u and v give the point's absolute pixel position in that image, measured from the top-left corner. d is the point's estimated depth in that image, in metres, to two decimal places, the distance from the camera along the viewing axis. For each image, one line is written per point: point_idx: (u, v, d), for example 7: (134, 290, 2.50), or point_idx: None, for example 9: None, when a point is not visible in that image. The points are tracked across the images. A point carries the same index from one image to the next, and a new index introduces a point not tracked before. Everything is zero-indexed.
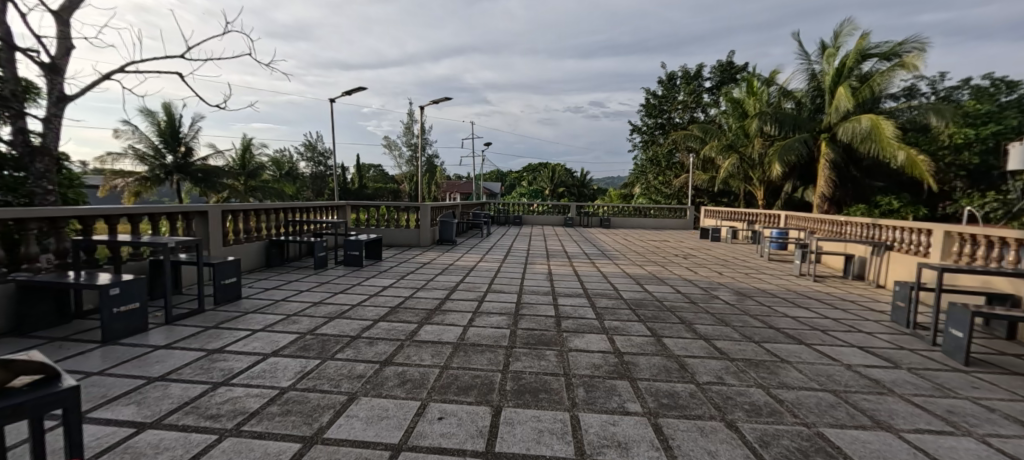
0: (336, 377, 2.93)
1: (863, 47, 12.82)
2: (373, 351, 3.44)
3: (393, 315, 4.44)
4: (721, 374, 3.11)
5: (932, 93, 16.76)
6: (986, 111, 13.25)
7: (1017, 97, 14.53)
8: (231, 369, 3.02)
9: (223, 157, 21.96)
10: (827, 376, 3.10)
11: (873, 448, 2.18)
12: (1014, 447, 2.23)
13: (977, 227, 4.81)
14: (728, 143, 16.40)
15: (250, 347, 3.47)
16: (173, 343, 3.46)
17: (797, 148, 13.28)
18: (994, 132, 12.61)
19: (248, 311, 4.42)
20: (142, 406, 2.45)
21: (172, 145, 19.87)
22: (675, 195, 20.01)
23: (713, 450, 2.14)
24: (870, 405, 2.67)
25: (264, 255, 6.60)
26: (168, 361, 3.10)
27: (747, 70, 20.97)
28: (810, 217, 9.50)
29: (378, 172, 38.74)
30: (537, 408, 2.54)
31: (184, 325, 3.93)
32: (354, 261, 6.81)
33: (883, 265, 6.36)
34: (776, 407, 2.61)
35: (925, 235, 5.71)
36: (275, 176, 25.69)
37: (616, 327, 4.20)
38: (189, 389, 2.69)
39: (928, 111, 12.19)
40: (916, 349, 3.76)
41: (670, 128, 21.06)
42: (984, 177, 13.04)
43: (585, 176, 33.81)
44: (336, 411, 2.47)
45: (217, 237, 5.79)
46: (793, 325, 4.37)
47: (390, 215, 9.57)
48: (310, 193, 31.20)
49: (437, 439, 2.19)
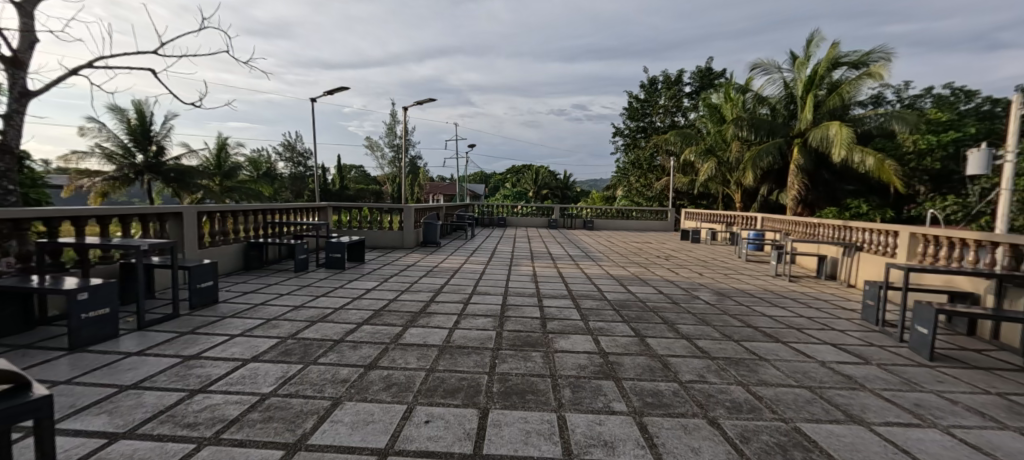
0: (319, 382, 2.89)
1: (834, 56, 13.19)
2: (357, 355, 3.41)
3: (377, 317, 4.40)
4: (704, 372, 3.20)
5: (898, 100, 17.56)
6: (947, 119, 14.03)
7: (975, 106, 15.38)
8: (209, 376, 2.94)
9: (197, 157, 21.30)
10: (803, 373, 3.22)
11: (847, 442, 2.28)
12: (976, 437, 2.36)
13: (940, 229, 5.07)
14: (707, 147, 16.81)
15: (228, 352, 3.39)
16: (146, 350, 3.34)
17: (771, 154, 13.80)
18: (954, 139, 13.37)
19: (226, 316, 4.31)
20: (114, 416, 2.36)
21: (143, 143, 19.21)
22: (656, 198, 20.45)
23: (696, 447, 2.20)
24: (844, 399, 2.79)
25: (244, 257, 6.43)
26: (142, 369, 3.00)
27: (725, 76, 21.54)
28: (785, 220, 9.85)
29: (360, 172, 38.29)
30: (525, 409, 2.57)
31: (158, 331, 3.81)
32: (336, 264, 6.68)
33: (853, 265, 6.66)
34: (756, 403, 2.70)
35: (891, 236, 5.97)
36: (253, 177, 24.94)
37: (600, 328, 4.25)
38: (163, 397, 2.60)
39: (893, 118, 12.77)
40: (885, 345, 3.95)
41: (651, 132, 21.44)
42: (946, 181, 13.79)
43: (568, 179, 34.16)
44: (320, 416, 2.43)
45: (193, 238, 5.60)
46: (770, 324, 4.53)
47: (373, 217, 9.47)
48: (289, 194, 30.54)
49: (424, 442, 2.18)
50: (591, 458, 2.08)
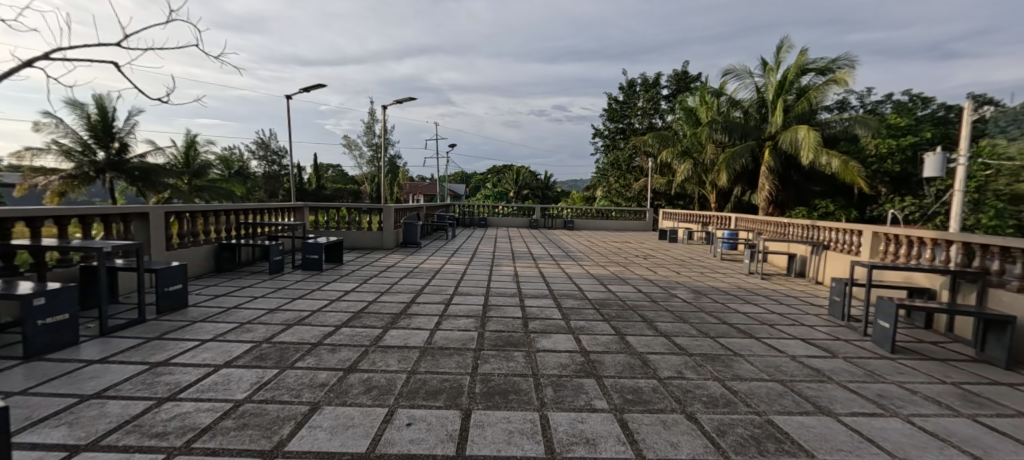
0: (297, 386, 2.82)
1: (802, 62, 13.75)
2: (336, 358, 3.34)
3: (356, 320, 4.32)
4: (682, 368, 3.28)
5: (861, 106, 18.41)
6: (906, 124, 14.83)
7: (931, 112, 16.29)
8: (178, 383, 2.82)
9: (164, 155, 20.41)
10: (775, 367, 3.34)
11: (816, 432, 2.38)
12: (933, 425, 2.51)
13: (900, 228, 5.35)
14: (683, 148, 17.20)
15: (199, 358, 3.27)
16: (110, 357, 3.19)
17: (744, 156, 14.24)
18: (912, 144, 14.24)
19: (197, 320, 4.15)
20: (74, 427, 2.24)
21: (105, 140, 18.30)
22: (634, 198, 20.80)
23: (675, 442, 2.25)
24: (813, 392, 2.91)
25: (215, 259, 6.19)
26: (105, 377, 2.86)
27: (700, 79, 22.10)
28: (757, 220, 10.19)
29: (337, 171, 37.50)
30: (507, 409, 2.57)
31: (122, 337, 3.63)
32: (313, 265, 6.52)
33: (820, 263, 6.95)
34: (731, 398, 2.79)
35: (856, 235, 6.26)
36: (225, 176, 24.07)
37: (581, 326, 4.30)
38: (129, 406, 2.49)
39: (856, 122, 13.37)
40: (850, 339, 4.14)
41: (630, 133, 21.81)
42: (905, 184, 14.61)
43: (548, 179, 34.35)
44: (298, 421, 2.37)
45: (160, 240, 5.36)
46: (744, 320, 4.68)
47: (351, 217, 9.28)
48: (263, 193, 29.65)
49: (406, 445, 2.16)
50: (574, 456, 2.10)
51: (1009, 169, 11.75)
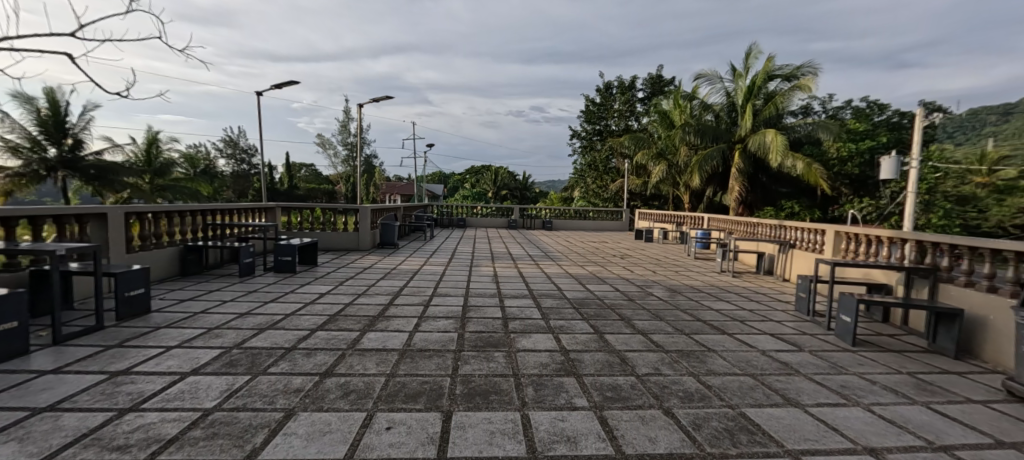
0: (270, 393, 2.72)
1: (769, 69, 14.33)
2: (312, 362, 3.25)
3: (332, 323, 4.22)
4: (659, 365, 3.35)
5: (823, 111, 19.33)
6: (864, 129, 15.77)
7: (887, 118, 17.25)
8: (141, 393, 2.68)
9: (122, 152, 19.35)
10: (747, 362, 3.47)
11: (785, 423, 2.48)
12: (891, 412, 2.66)
13: (860, 228, 5.64)
14: (658, 150, 17.61)
15: (164, 365, 3.11)
16: (65, 366, 3.00)
17: (715, 158, 14.71)
18: (870, 148, 15.26)
19: (160, 326, 3.95)
20: (25, 443, 2.10)
21: (57, 137, 17.20)
22: (611, 199, 21.15)
23: (653, 436, 2.30)
24: (782, 384, 3.04)
25: (180, 263, 5.90)
26: (59, 388, 2.68)
27: (674, 83, 22.69)
28: (728, 220, 10.53)
29: (310, 170, 36.51)
30: (488, 409, 2.57)
31: (78, 345, 3.42)
32: (286, 267, 6.31)
33: (787, 261, 7.25)
34: (706, 392, 2.87)
35: (819, 234, 6.56)
36: (190, 175, 23.01)
37: (561, 326, 4.33)
38: (87, 419, 2.34)
39: (819, 127, 14.01)
40: (815, 333, 4.33)
41: (607, 135, 22.17)
42: (863, 186, 15.49)
43: (526, 179, 34.46)
44: (272, 429, 2.30)
45: (119, 242, 5.07)
46: (717, 317, 4.83)
47: (326, 218, 9.05)
48: (230, 193, 28.53)
49: (386, 449, 2.13)
50: (556, 454, 2.12)
51: (956, 172, 13.19)
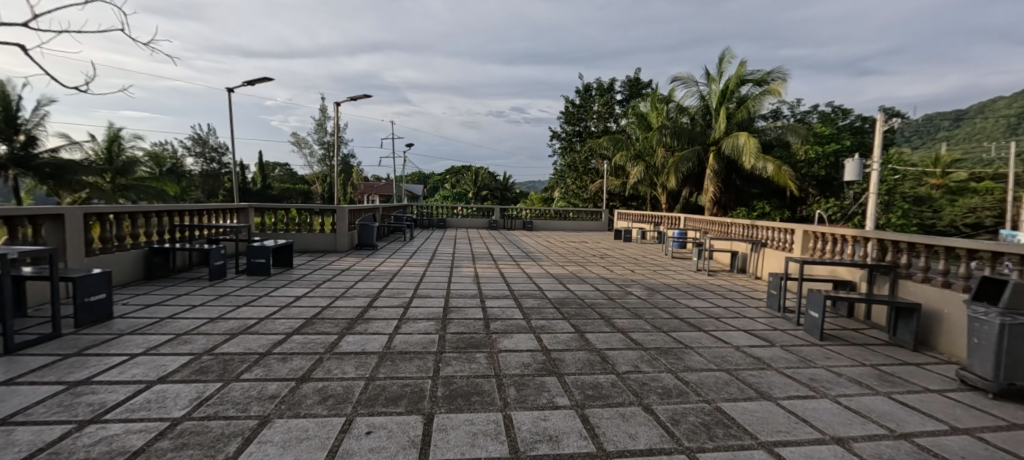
0: (243, 400, 2.63)
1: (741, 73, 14.79)
2: (287, 367, 3.16)
3: (309, 326, 4.11)
4: (638, 362, 3.41)
5: (792, 115, 20.09)
6: (829, 133, 16.56)
7: (851, 122, 18.05)
8: (103, 403, 2.55)
9: (80, 149, 18.39)
10: (722, 358, 3.57)
11: (759, 416, 2.57)
12: (856, 403, 2.79)
13: (826, 227, 5.88)
14: (636, 152, 17.93)
15: (129, 374, 2.97)
16: (18, 377, 2.82)
17: (691, 160, 15.08)
18: (836, 151, 16.16)
19: (124, 333, 3.77)
20: None
21: (8, 132, 16.21)
22: (590, 199, 21.39)
23: (633, 433, 2.34)
24: (755, 379, 3.14)
25: (145, 266, 5.64)
26: (11, 400, 2.52)
27: (651, 86, 23.12)
28: (704, 220, 10.80)
29: (284, 170, 35.55)
30: (470, 411, 2.55)
31: (33, 354, 3.22)
32: (259, 270, 6.11)
33: (759, 259, 7.49)
34: (684, 388, 2.94)
35: (789, 234, 6.81)
36: (156, 174, 22.04)
37: (543, 326, 4.35)
38: (43, 432, 2.21)
39: (788, 130, 14.54)
40: (786, 329, 4.49)
41: (586, 136, 22.42)
42: (828, 186, 16.21)
43: (507, 180, 34.46)
44: (245, 437, 2.22)
45: (78, 244, 4.81)
46: (693, 315, 4.95)
47: (301, 219, 8.81)
48: (199, 193, 27.48)
49: (366, 454, 2.09)
50: (538, 453, 2.13)
51: (913, 174, 13.97)
